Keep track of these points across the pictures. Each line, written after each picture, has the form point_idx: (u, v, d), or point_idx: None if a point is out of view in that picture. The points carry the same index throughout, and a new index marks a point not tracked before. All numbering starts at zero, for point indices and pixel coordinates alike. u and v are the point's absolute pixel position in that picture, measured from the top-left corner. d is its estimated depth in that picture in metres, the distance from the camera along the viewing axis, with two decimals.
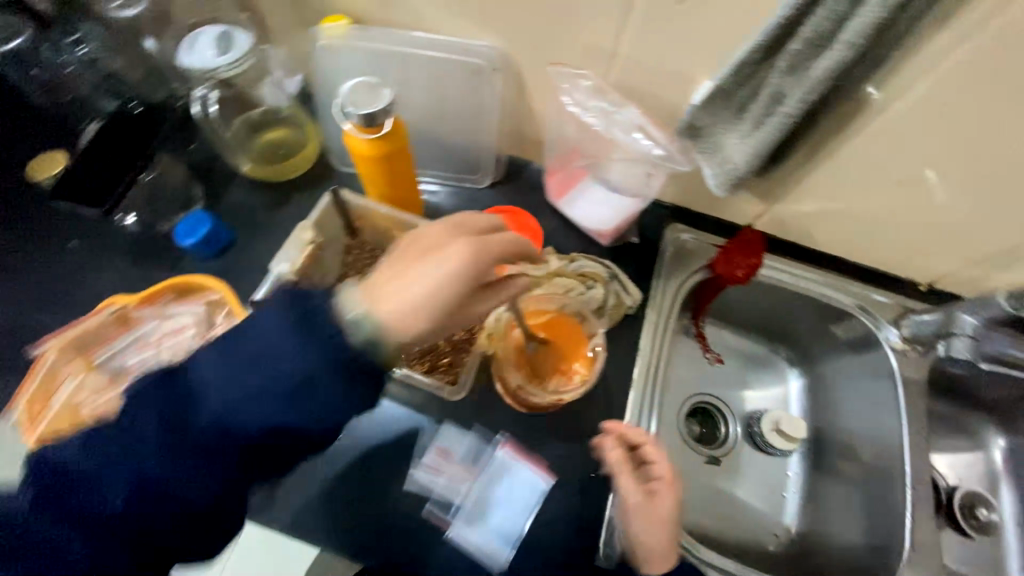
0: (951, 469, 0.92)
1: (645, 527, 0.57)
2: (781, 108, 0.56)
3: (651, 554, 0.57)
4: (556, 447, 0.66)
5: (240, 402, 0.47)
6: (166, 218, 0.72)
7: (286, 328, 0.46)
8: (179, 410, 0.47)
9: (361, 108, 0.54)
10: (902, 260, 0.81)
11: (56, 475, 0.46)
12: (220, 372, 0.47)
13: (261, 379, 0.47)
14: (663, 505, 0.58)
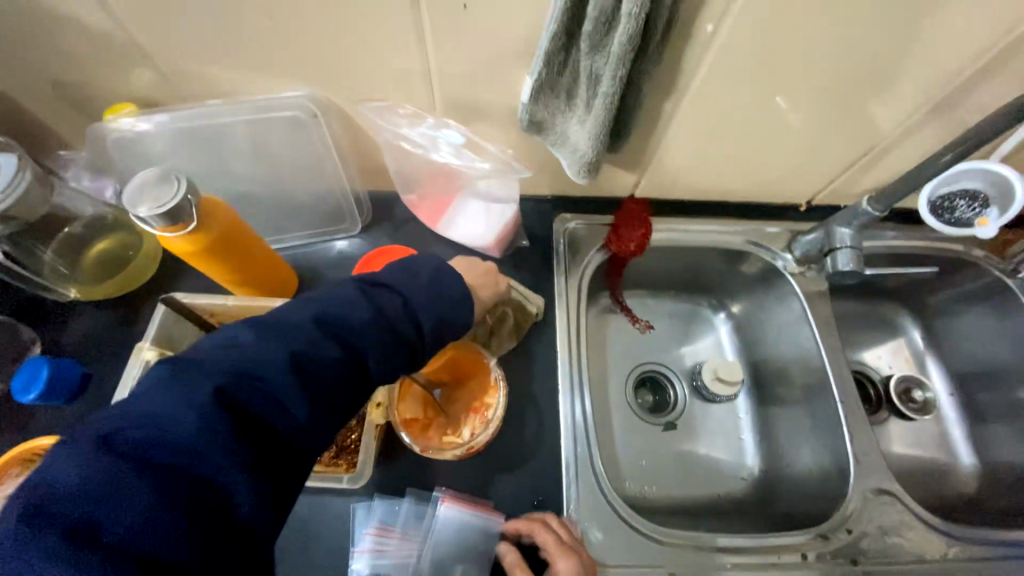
0: (881, 361, 0.97)
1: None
2: (600, 88, 0.55)
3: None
4: (495, 481, 0.64)
5: (284, 382, 0.42)
6: (1, 376, 0.64)
7: (364, 302, 0.49)
8: (249, 394, 0.41)
9: (150, 208, 0.48)
10: (777, 188, 0.83)
11: (58, 505, 0.33)
12: (287, 340, 0.44)
13: (308, 353, 0.44)
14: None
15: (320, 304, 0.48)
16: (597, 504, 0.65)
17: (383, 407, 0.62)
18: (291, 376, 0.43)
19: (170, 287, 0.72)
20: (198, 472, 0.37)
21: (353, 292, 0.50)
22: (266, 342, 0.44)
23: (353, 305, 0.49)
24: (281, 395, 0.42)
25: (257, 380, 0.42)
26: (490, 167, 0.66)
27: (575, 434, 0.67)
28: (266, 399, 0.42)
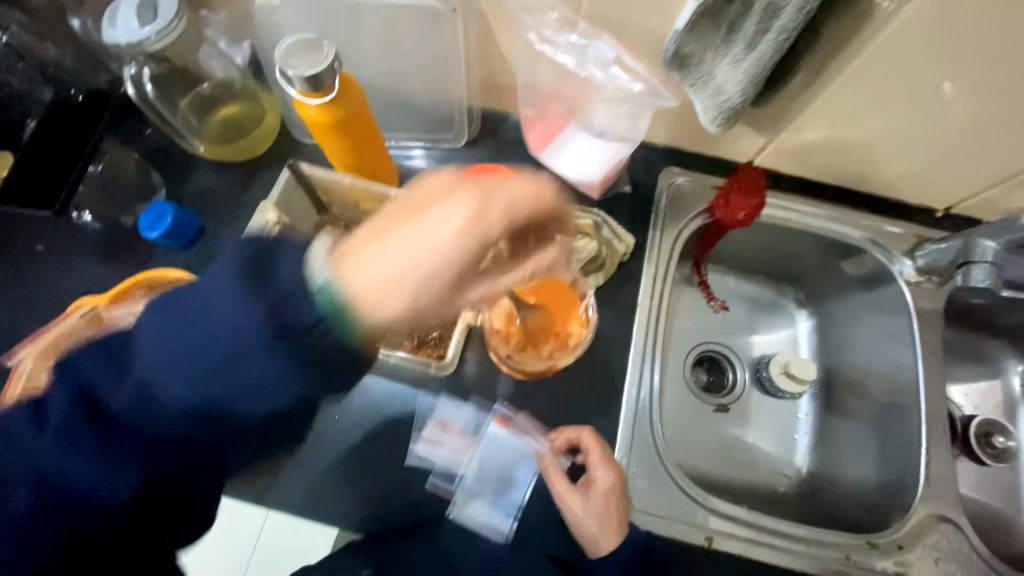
0: (964, 398, 0.89)
1: (579, 515, 0.57)
2: (776, 23, 0.49)
3: (590, 540, 0.57)
4: (554, 410, 0.65)
5: (157, 368, 0.39)
6: (127, 210, 0.69)
7: (238, 280, 0.38)
8: (100, 377, 0.40)
9: (302, 69, 0.49)
10: (916, 185, 0.75)
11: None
12: (168, 325, 0.39)
13: (179, 337, 0.38)
14: (588, 495, 0.57)
15: (194, 301, 0.39)
16: (649, 456, 0.65)
17: (479, 308, 0.61)
18: (151, 367, 0.39)
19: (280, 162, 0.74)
20: (140, 433, 0.41)
21: (224, 266, 0.39)
22: (152, 325, 0.39)
23: (236, 299, 0.38)
24: (133, 397, 0.40)
25: (156, 345, 0.39)
26: (635, 87, 0.63)
27: (640, 386, 0.67)
28: (147, 366, 0.39)
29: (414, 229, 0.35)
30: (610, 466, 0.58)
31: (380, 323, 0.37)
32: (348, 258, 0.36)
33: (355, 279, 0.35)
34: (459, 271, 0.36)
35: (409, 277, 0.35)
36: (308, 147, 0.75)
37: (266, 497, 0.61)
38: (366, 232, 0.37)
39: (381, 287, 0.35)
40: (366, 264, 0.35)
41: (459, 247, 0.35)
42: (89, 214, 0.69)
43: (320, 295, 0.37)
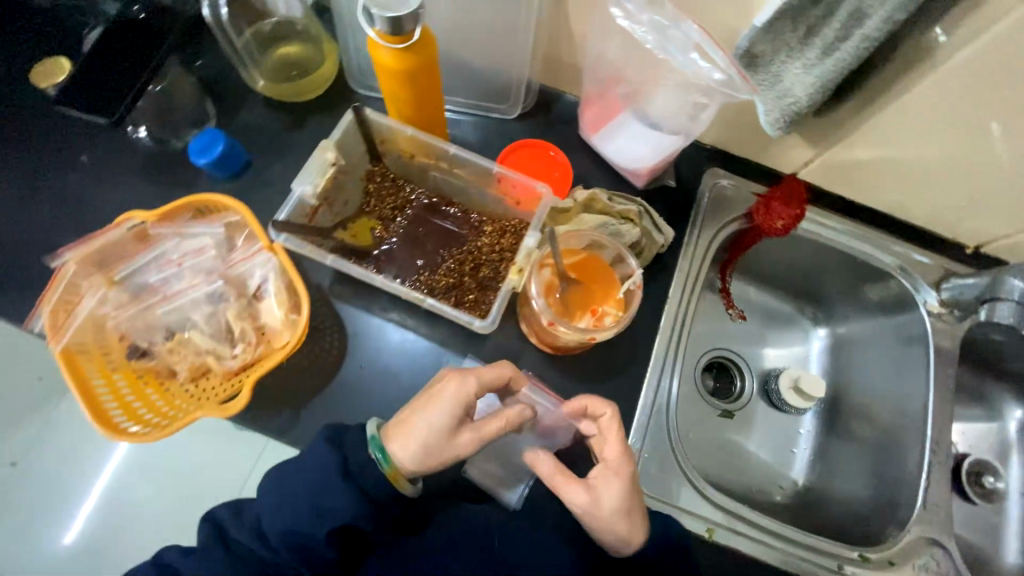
0: (960, 435, 0.86)
1: (606, 517, 0.53)
2: (859, 31, 0.50)
3: (619, 539, 0.54)
4: (576, 387, 0.67)
5: (299, 508, 0.52)
6: (177, 134, 0.69)
7: (334, 462, 0.52)
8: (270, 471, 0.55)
9: (387, 10, 0.49)
10: (952, 220, 0.76)
11: None
12: (295, 480, 0.53)
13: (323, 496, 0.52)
14: (608, 496, 0.53)
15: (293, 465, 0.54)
16: (660, 442, 0.67)
17: (523, 272, 0.61)
18: (292, 515, 0.52)
19: (332, 107, 0.74)
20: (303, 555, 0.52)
21: (311, 451, 0.54)
22: (270, 490, 0.54)
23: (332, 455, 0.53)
24: (286, 525, 0.52)
25: (275, 508, 0.53)
26: (715, 79, 0.55)
27: (660, 374, 0.68)
28: (274, 519, 0.52)
29: (427, 403, 0.53)
30: (624, 460, 0.54)
31: (415, 466, 0.52)
32: (399, 420, 0.54)
33: (400, 440, 0.52)
34: (455, 432, 0.52)
35: (422, 441, 0.52)
36: (362, 97, 0.74)
37: (283, 433, 0.62)
38: (407, 410, 0.55)
39: (410, 443, 0.52)
40: (403, 434, 0.52)
41: (447, 412, 0.52)
42: (142, 129, 0.69)
43: (372, 445, 0.54)
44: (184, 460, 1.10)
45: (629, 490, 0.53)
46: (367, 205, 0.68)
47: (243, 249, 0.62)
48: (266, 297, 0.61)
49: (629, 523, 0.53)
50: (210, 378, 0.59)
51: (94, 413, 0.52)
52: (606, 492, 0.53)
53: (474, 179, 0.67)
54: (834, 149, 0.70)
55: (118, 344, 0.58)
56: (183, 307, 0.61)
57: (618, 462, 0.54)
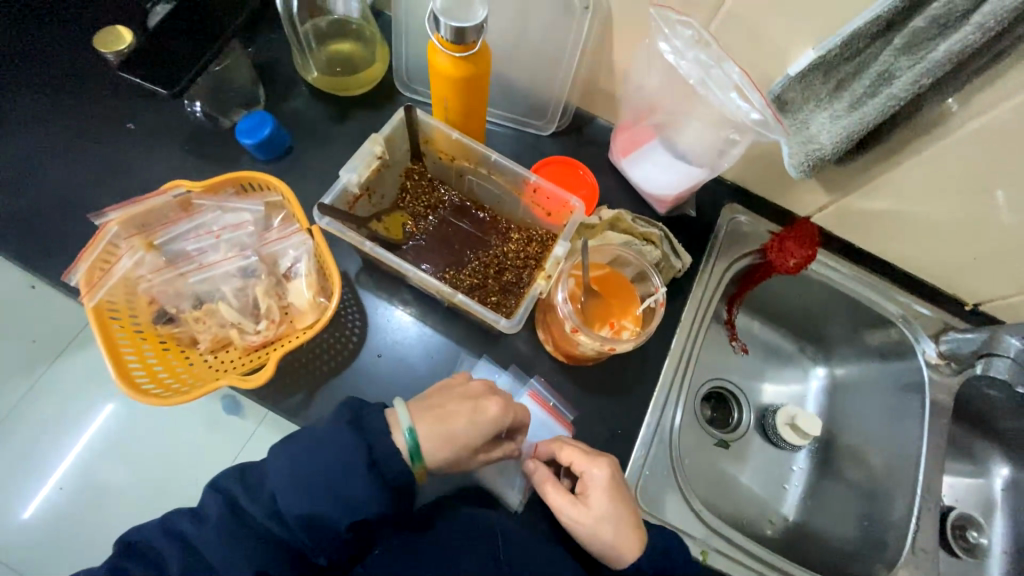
0: (947, 487, 0.87)
1: (594, 526, 0.55)
2: (886, 90, 0.54)
3: (609, 548, 0.55)
4: (585, 398, 0.68)
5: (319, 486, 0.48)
6: (227, 113, 0.72)
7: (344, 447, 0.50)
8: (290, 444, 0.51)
9: (454, 20, 0.52)
10: (954, 277, 0.79)
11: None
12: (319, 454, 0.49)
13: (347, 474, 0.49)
14: (594, 504, 0.55)
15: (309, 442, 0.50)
16: (661, 461, 0.68)
17: (550, 278, 0.64)
18: (316, 495, 0.48)
19: (377, 105, 0.77)
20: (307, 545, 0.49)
21: (335, 428, 0.50)
22: (286, 464, 0.49)
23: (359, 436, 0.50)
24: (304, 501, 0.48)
25: (291, 486, 0.48)
26: (753, 118, 0.59)
27: (667, 394, 0.70)
28: (290, 496, 0.48)
29: (469, 417, 0.53)
30: (599, 464, 0.57)
31: (439, 465, 0.53)
32: (432, 413, 0.53)
33: (436, 441, 0.52)
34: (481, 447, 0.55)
35: (457, 449, 0.53)
36: (406, 100, 0.78)
37: (294, 414, 0.63)
38: (432, 401, 0.55)
39: (444, 446, 0.53)
40: (438, 439, 0.53)
41: (485, 430, 0.54)
42: (197, 104, 0.71)
43: (407, 440, 0.51)
44: (175, 434, 1.08)
45: (613, 500, 0.56)
46: (403, 201, 0.71)
47: (279, 230, 0.64)
48: (296, 277, 0.63)
49: (620, 533, 0.55)
50: (231, 350, 0.60)
51: (118, 369, 0.53)
52: (592, 500, 0.56)
53: (509, 187, 0.70)
54: (849, 197, 0.74)
55: (146, 307, 0.60)
56: (212, 278, 0.62)
57: (596, 475, 0.56)
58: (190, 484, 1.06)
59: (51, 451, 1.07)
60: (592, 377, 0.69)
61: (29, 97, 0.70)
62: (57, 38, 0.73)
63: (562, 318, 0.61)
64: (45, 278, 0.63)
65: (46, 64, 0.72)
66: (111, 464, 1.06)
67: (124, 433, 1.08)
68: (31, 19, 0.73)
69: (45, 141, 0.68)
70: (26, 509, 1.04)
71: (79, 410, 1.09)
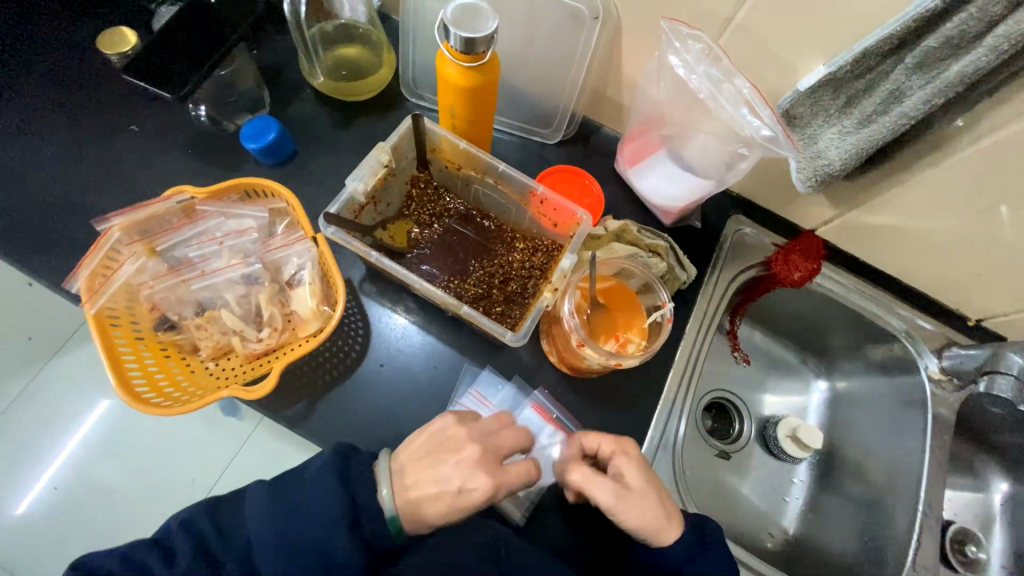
0: (947, 500, 0.86)
1: (641, 501, 0.53)
2: (896, 108, 0.54)
3: (661, 521, 0.53)
4: (588, 407, 0.68)
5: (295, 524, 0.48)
6: (231, 117, 0.71)
7: None
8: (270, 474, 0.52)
9: (464, 30, 0.52)
10: (960, 292, 0.79)
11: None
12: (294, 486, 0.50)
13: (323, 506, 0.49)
14: (635, 480, 0.55)
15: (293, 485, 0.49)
16: (664, 474, 0.68)
17: (558, 292, 0.63)
18: (291, 532, 0.49)
19: (382, 110, 0.76)
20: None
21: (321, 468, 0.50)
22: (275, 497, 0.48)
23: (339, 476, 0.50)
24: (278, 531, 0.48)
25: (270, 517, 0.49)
26: (762, 135, 0.59)
27: (670, 408, 0.70)
28: (270, 532, 0.49)
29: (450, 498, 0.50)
30: (626, 438, 0.58)
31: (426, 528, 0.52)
32: (415, 488, 0.51)
33: (419, 504, 0.51)
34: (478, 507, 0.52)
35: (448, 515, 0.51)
36: (411, 106, 0.77)
37: (294, 423, 0.62)
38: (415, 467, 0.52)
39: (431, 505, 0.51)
40: (434, 506, 0.51)
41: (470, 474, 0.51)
42: (201, 108, 0.71)
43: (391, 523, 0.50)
44: (169, 434, 1.07)
45: (648, 474, 0.56)
46: (407, 209, 0.71)
47: (283, 237, 0.63)
48: (299, 285, 0.62)
49: (660, 502, 0.54)
50: (233, 358, 0.60)
51: (118, 378, 0.52)
52: (631, 480, 0.55)
53: (514, 197, 0.69)
54: (854, 211, 0.73)
55: (147, 313, 0.59)
56: (214, 285, 0.62)
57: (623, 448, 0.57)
58: (184, 486, 1.05)
59: (46, 451, 1.06)
60: (595, 389, 0.69)
61: (30, 96, 0.69)
62: (59, 35, 0.72)
63: (568, 332, 0.60)
64: (42, 281, 0.62)
65: (47, 62, 0.71)
66: (103, 464, 1.05)
67: (119, 433, 1.07)
68: (37, 18, 0.72)
69: (46, 140, 0.68)
70: (18, 508, 1.02)
71: (74, 410, 1.08)
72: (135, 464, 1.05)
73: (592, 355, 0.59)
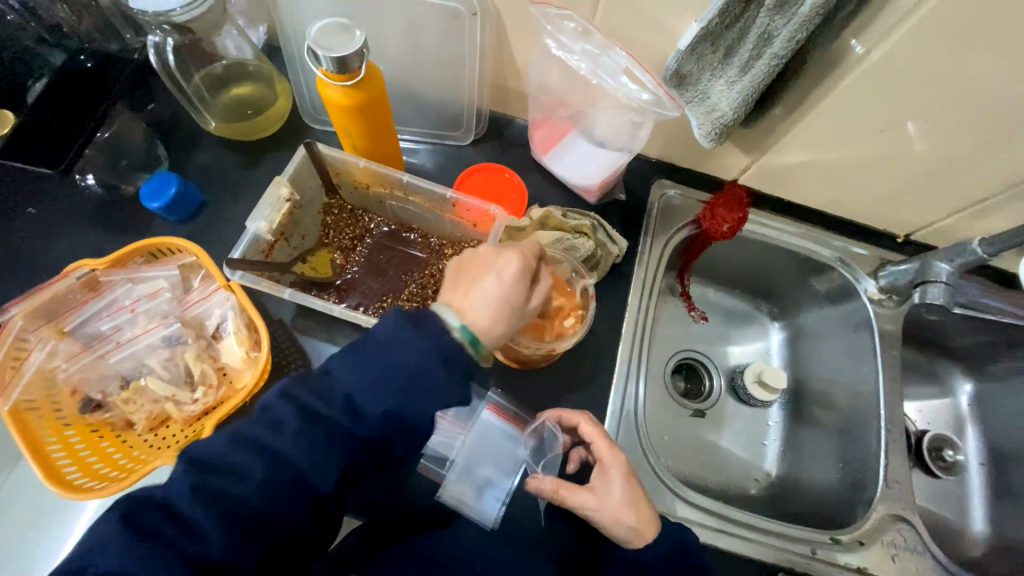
0: (917, 413, 0.89)
1: (612, 510, 0.53)
2: (769, 50, 0.54)
3: (631, 533, 0.53)
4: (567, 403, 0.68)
5: None
6: (129, 180, 0.69)
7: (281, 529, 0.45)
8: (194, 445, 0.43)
9: (331, 50, 0.51)
10: (884, 212, 0.81)
11: None
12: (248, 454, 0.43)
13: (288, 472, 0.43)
14: (613, 489, 0.54)
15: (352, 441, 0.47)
16: (631, 448, 0.68)
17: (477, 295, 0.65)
18: None
19: (288, 143, 0.75)
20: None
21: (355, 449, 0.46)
22: None
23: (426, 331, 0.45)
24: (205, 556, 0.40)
25: None
26: (645, 99, 0.61)
27: (626, 380, 0.70)
28: None
29: (496, 289, 0.48)
30: (617, 451, 0.57)
31: (502, 338, 0.49)
32: (466, 293, 0.48)
33: (485, 316, 0.47)
34: (522, 319, 0.50)
35: (505, 311, 0.48)
36: (317, 134, 0.76)
37: None
38: (459, 285, 0.50)
39: (497, 318, 0.48)
40: (488, 293, 0.48)
41: (521, 284, 0.49)
42: (90, 177, 0.69)
43: (460, 330, 0.46)
44: None
45: (629, 485, 0.55)
46: (327, 237, 0.71)
47: (199, 291, 0.62)
48: (224, 336, 0.61)
49: (634, 514, 0.53)
50: (170, 424, 0.58)
51: (46, 472, 0.51)
52: (608, 487, 0.55)
53: (431, 205, 0.69)
54: (767, 154, 0.75)
55: (70, 397, 0.57)
56: (136, 355, 0.60)
57: (618, 460, 0.56)
58: None
59: None
60: (549, 376, 0.69)
61: None
62: None
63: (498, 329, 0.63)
64: None
65: None
66: None
67: None
68: None
69: None
70: None
71: None
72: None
73: (527, 343, 0.62)
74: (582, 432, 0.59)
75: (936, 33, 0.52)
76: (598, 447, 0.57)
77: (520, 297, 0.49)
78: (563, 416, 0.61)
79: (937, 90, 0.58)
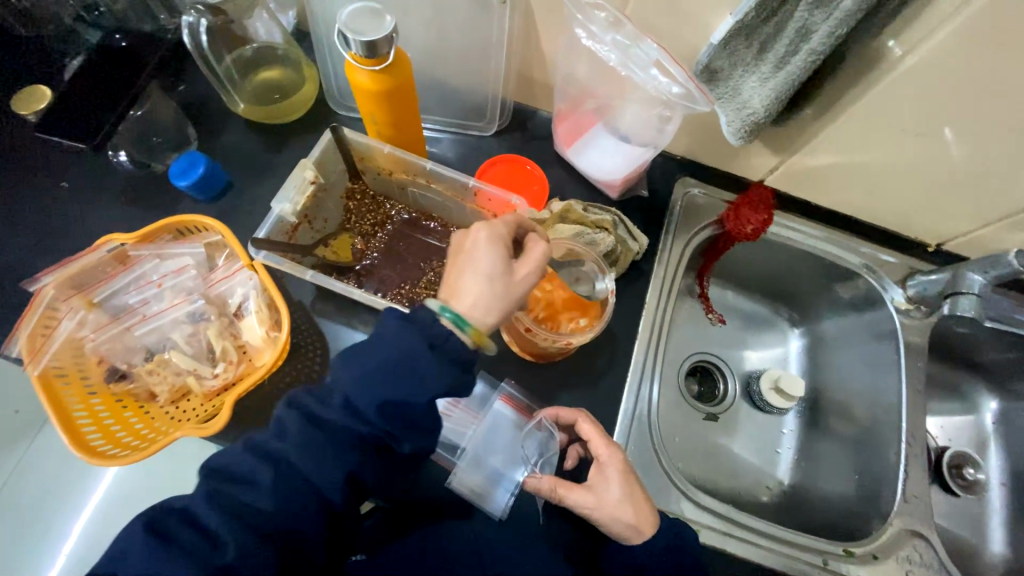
0: (938, 428, 0.86)
1: (611, 510, 0.53)
2: (806, 46, 0.53)
3: (629, 530, 0.52)
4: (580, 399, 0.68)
5: None
6: (160, 158, 0.71)
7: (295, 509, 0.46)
8: None
9: (361, 33, 0.51)
10: (916, 220, 0.79)
11: None
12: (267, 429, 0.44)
13: (307, 449, 0.43)
14: (609, 487, 0.54)
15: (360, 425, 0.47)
16: (642, 447, 0.67)
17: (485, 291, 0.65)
18: None
19: (313, 127, 0.76)
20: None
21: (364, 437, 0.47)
22: None
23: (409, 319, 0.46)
24: (235, 528, 0.40)
25: None
26: (674, 93, 0.60)
27: (641, 378, 0.70)
28: None
29: (469, 267, 0.49)
30: (614, 449, 0.56)
31: (491, 316, 0.48)
32: (450, 284, 0.49)
33: (466, 293, 0.48)
34: (513, 295, 0.49)
35: (488, 290, 0.48)
36: (342, 119, 0.76)
37: None
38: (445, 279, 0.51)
39: (478, 293, 0.48)
40: (466, 271, 0.49)
41: (492, 252, 0.49)
42: (122, 154, 0.70)
43: (445, 313, 0.46)
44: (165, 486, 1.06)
45: (631, 483, 0.54)
46: (348, 222, 0.72)
47: (223, 269, 0.63)
48: (245, 315, 0.62)
49: (630, 510, 0.53)
50: (191, 398, 0.60)
51: (72, 438, 0.52)
52: (605, 485, 0.54)
53: (453, 194, 0.69)
54: (796, 156, 0.73)
55: (97, 366, 0.59)
56: (160, 329, 0.61)
57: (615, 458, 0.56)
58: None
59: None
60: (562, 370, 0.69)
61: None
62: None
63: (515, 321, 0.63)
64: None
65: None
66: None
67: None
68: None
69: None
70: None
71: None
72: (99, 521, 0.88)
73: (542, 334, 0.62)
74: (580, 429, 0.59)
75: (984, 35, 0.50)
76: (595, 445, 0.57)
77: (498, 266, 0.49)
78: (561, 415, 0.61)
79: (981, 94, 0.56)
